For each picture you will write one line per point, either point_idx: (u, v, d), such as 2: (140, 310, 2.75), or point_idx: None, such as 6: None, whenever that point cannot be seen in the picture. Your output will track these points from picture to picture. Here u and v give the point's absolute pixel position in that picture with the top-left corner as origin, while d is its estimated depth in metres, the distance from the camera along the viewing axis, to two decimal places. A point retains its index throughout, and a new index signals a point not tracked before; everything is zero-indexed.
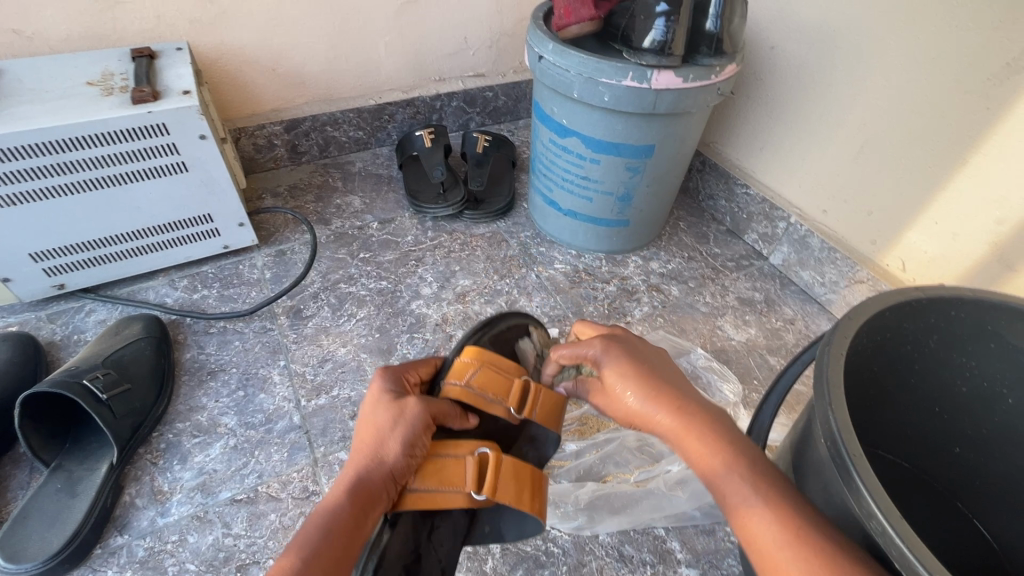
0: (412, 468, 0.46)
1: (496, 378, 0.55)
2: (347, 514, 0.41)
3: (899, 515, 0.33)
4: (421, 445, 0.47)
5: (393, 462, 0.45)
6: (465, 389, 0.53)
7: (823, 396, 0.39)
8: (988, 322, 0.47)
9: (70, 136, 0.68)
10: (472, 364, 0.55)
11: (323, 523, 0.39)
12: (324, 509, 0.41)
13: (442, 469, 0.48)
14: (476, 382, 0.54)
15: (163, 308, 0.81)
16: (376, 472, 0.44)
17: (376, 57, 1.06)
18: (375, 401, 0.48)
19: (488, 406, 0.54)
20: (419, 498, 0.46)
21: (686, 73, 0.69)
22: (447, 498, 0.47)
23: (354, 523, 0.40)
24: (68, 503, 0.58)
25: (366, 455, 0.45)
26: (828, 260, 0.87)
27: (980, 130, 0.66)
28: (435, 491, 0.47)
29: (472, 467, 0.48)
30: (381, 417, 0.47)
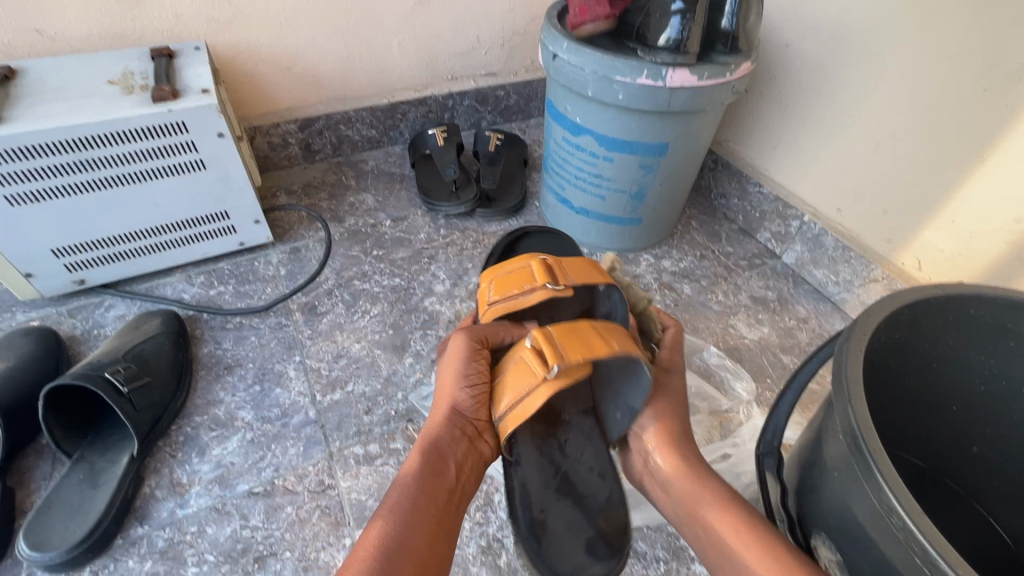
0: (479, 404, 0.56)
1: (510, 286, 0.63)
2: (430, 474, 0.50)
3: (921, 511, 0.33)
4: (479, 374, 0.56)
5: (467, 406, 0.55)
6: (495, 307, 0.62)
7: (842, 393, 0.39)
8: (1008, 320, 0.46)
9: (92, 134, 0.69)
10: (493, 282, 0.64)
11: (410, 486, 0.48)
12: (405, 476, 0.49)
13: (512, 377, 0.55)
14: (500, 297, 0.63)
15: (180, 303, 0.83)
16: (447, 427, 0.53)
17: (389, 56, 1.06)
18: (445, 363, 0.58)
19: (523, 301, 0.61)
20: (510, 415, 0.54)
21: (700, 71, 0.70)
22: (531, 398, 0.53)
23: (436, 476, 0.50)
24: (90, 494, 0.59)
25: (433, 424, 0.53)
26: (842, 258, 0.87)
27: (999, 127, 0.65)
28: (519, 402, 0.54)
29: (529, 359, 0.54)
30: (441, 388, 0.56)
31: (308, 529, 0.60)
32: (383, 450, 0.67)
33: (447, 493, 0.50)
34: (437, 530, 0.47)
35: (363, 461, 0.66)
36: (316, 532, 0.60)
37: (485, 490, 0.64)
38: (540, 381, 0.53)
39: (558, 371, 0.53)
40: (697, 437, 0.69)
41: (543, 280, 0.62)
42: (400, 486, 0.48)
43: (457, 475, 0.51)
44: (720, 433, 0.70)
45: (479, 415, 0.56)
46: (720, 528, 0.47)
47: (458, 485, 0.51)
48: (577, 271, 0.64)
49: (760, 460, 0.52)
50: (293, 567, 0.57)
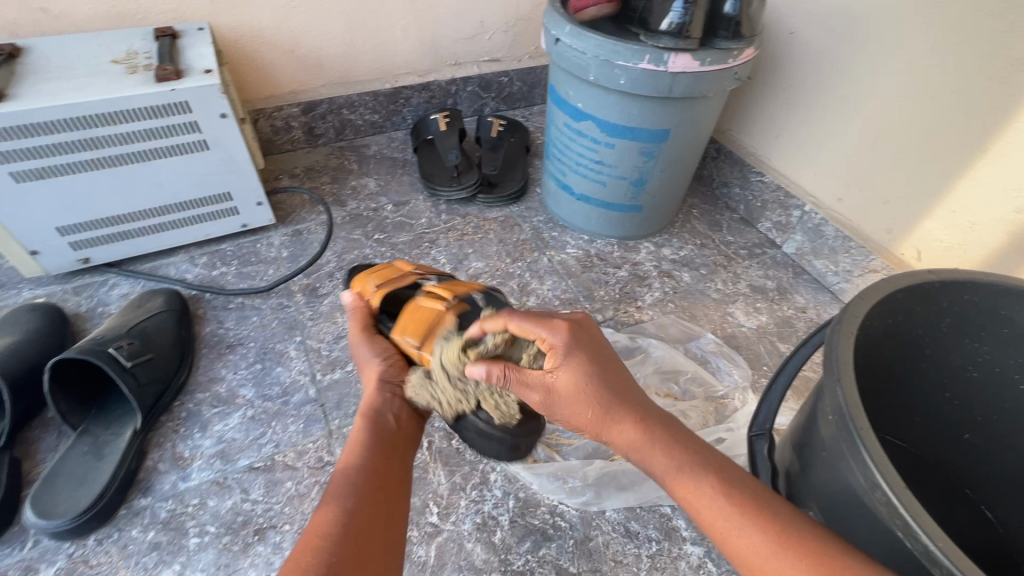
0: (399, 367, 0.58)
1: (383, 276, 0.65)
2: (374, 425, 0.52)
3: (904, 486, 0.33)
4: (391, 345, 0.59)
5: (386, 370, 0.56)
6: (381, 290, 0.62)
7: (832, 373, 0.39)
8: (1001, 307, 0.47)
9: (95, 113, 0.69)
10: (369, 276, 0.64)
11: (360, 436, 0.50)
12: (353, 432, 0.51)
13: (411, 317, 0.58)
14: (378, 282, 0.63)
15: (183, 283, 0.83)
16: (379, 391, 0.55)
17: (392, 41, 1.06)
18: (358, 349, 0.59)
19: (404, 280, 0.64)
20: (427, 343, 0.57)
21: (703, 56, 0.69)
22: (438, 325, 0.58)
23: (378, 425, 0.52)
24: (95, 465, 0.61)
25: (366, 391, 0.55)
26: (842, 248, 0.87)
27: (1002, 117, 0.65)
28: (429, 332, 0.57)
29: (424, 301, 0.59)
30: (362, 365, 0.57)
31: (307, 504, 0.61)
32: None
33: (392, 436, 0.52)
34: (388, 467, 0.49)
35: None
36: (315, 506, 0.61)
37: (481, 469, 0.65)
38: (443, 308, 0.58)
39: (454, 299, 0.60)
40: (692, 421, 0.69)
41: (411, 269, 0.67)
42: (349, 440, 0.50)
43: (397, 422, 0.54)
44: (715, 418, 0.70)
45: (403, 375, 0.57)
46: (705, 504, 0.40)
47: (399, 431, 0.53)
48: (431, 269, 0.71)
49: (754, 440, 0.52)
50: (292, 540, 0.59)
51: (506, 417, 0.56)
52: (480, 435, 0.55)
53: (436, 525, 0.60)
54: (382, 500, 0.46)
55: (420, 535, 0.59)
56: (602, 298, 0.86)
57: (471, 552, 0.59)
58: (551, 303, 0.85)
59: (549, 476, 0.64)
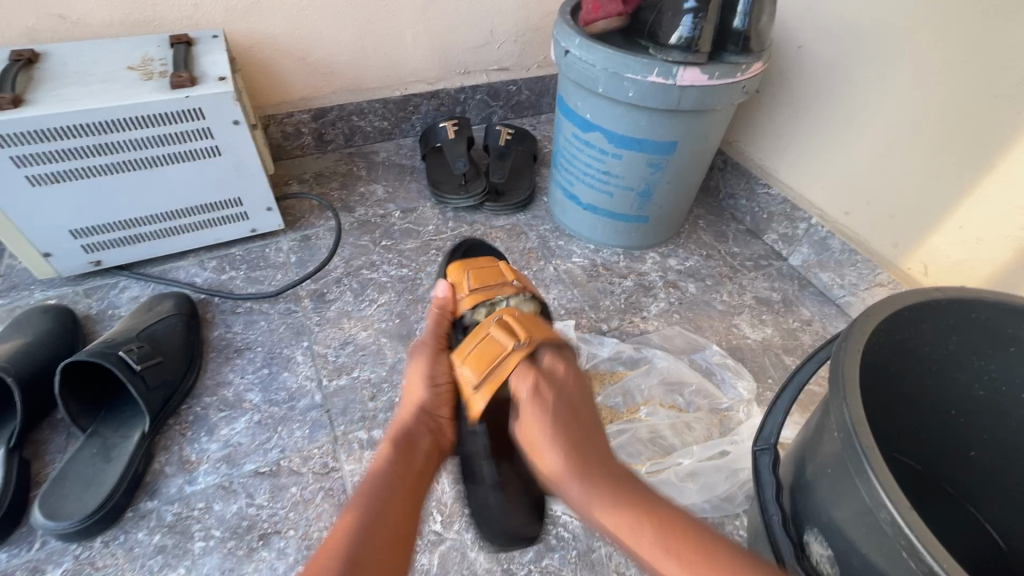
0: (443, 398, 0.57)
1: (480, 275, 0.68)
2: (399, 459, 0.50)
3: (909, 506, 0.33)
4: (441, 376, 0.58)
5: (427, 397, 0.56)
6: (470, 295, 0.66)
7: (838, 390, 0.39)
8: (1009, 326, 0.47)
9: (110, 119, 0.70)
10: (467, 274, 0.68)
11: (383, 471, 0.48)
12: (377, 462, 0.50)
13: (482, 348, 0.57)
14: (472, 284, 0.66)
15: (193, 287, 0.84)
16: (416, 418, 0.54)
17: (403, 49, 1.07)
18: (416, 371, 0.59)
19: (498, 288, 0.67)
20: (485, 383, 0.55)
21: (711, 70, 0.70)
22: (501, 367, 0.56)
23: (405, 462, 0.50)
24: (103, 467, 0.61)
25: (402, 418, 0.55)
26: (848, 261, 0.87)
27: (1010, 134, 0.65)
28: (491, 370, 0.56)
29: (496, 332, 0.58)
30: (409, 388, 0.57)
31: (312, 510, 0.62)
32: None
33: (415, 474, 0.50)
34: (405, 515, 0.46)
35: (366, 445, 0.67)
36: (320, 512, 0.61)
37: None
38: (512, 349, 0.56)
39: (523, 342, 0.57)
40: (696, 434, 0.69)
41: (513, 278, 0.69)
42: (372, 469, 0.49)
43: (425, 460, 0.52)
44: (719, 430, 0.70)
45: (443, 409, 0.57)
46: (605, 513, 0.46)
47: (424, 471, 0.51)
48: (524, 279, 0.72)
49: (758, 455, 0.52)
50: (296, 546, 0.59)
51: (515, 509, 0.56)
52: (485, 512, 0.56)
53: (440, 534, 0.60)
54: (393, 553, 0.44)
55: (423, 543, 0.60)
56: (607, 307, 0.87)
57: (474, 562, 0.59)
58: (557, 312, 0.85)
59: None
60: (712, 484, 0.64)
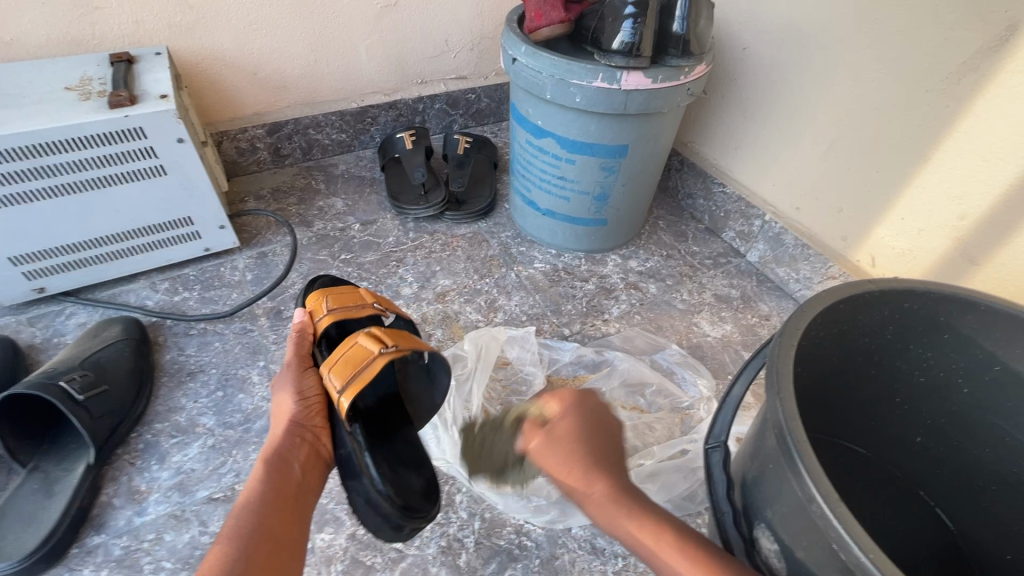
0: (313, 409, 0.57)
1: (342, 295, 0.67)
2: (274, 475, 0.49)
3: (837, 497, 0.34)
4: (308, 390, 0.58)
5: (293, 411, 0.56)
6: (330, 314, 0.65)
7: (772, 386, 0.40)
8: (941, 314, 0.48)
9: (45, 141, 0.68)
10: (326, 296, 0.67)
11: (256, 491, 0.47)
12: (249, 484, 0.48)
13: (347, 356, 0.58)
14: (333, 305, 0.65)
15: (143, 310, 0.82)
16: (286, 433, 0.53)
17: (357, 61, 1.07)
18: (284, 393, 0.57)
19: (361, 309, 0.66)
20: (348, 387, 0.56)
21: (654, 74, 0.71)
22: (367, 368, 0.57)
23: (278, 478, 0.49)
24: (45, 503, 0.59)
25: (272, 436, 0.53)
26: (802, 255, 0.89)
27: (941, 127, 0.67)
28: (355, 373, 0.57)
29: (364, 339, 0.59)
30: (277, 407, 0.57)
31: None
32: None
33: (291, 488, 0.49)
34: (284, 526, 0.46)
35: None
36: None
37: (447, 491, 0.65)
38: (379, 353, 0.58)
39: (391, 347, 0.58)
40: (658, 434, 0.70)
41: (371, 298, 0.68)
42: (245, 491, 0.47)
43: (302, 470, 0.51)
44: (680, 429, 0.71)
45: (316, 420, 0.57)
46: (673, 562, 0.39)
47: (303, 482, 0.51)
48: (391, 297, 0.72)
49: (709, 452, 0.51)
50: None
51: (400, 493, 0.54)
52: (367, 502, 0.53)
53: (400, 551, 0.59)
54: (274, 556, 0.44)
55: (383, 562, 0.58)
56: (569, 312, 0.87)
57: None
58: (519, 319, 0.85)
59: (514, 496, 0.61)
60: (673, 483, 0.65)
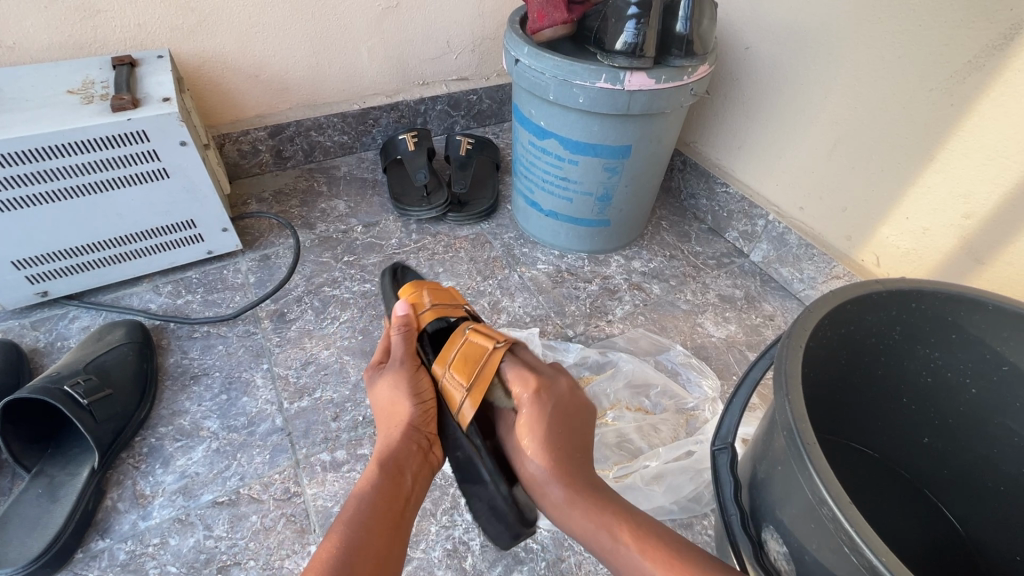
0: (428, 414, 0.54)
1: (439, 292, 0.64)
2: (388, 482, 0.47)
3: (849, 500, 0.34)
4: (424, 390, 0.55)
5: (411, 413, 0.53)
6: (433, 309, 0.62)
7: (780, 388, 0.40)
8: (949, 314, 0.47)
9: (49, 145, 0.68)
10: (425, 291, 0.64)
11: (369, 494, 0.45)
12: (359, 488, 0.46)
13: (465, 352, 0.56)
14: (434, 301, 0.62)
15: (146, 313, 0.82)
16: (402, 437, 0.51)
17: (359, 63, 1.07)
18: (401, 391, 0.54)
19: (454, 309, 0.63)
20: (474, 387, 0.53)
21: (657, 74, 0.71)
22: (486, 366, 0.54)
23: (392, 489, 0.47)
24: (50, 508, 0.59)
25: (387, 439, 0.51)
26: (806, 255, 0.89)
27: (947, 126, 0.67)
28: (476, 372, 0.54)
29: (473, 334, 0.56)
30: (388, 406, 0.54)
31: (272, 538, 0.60)
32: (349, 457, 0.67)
33: (401, 501, 0.47)
34: (389, 541, 0.44)
35: (329, 468, 0.66)
36: (281, 540, 0.60)
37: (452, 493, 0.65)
38: (493, 348, 0.55)
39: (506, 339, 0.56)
40: (663, 435, 0.70)
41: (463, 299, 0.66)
42: (355, 491, 0.46)
43: (413, 480, 0.49)
44: (686, 430, 0.71)
45: (431, 425, 0.54)
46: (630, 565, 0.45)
47: (412, 492, 0.49)
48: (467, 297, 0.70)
49: (716, 455, 0.51)
50: None
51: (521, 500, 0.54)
52: (491, 510, 0.54)
53: (405, 554, 0.59)
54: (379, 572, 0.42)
55: None
56: (573, 313, 0.87)
57: None
58: (522, 320, 0.85)
59: None
60: (678, 485, 0.65)
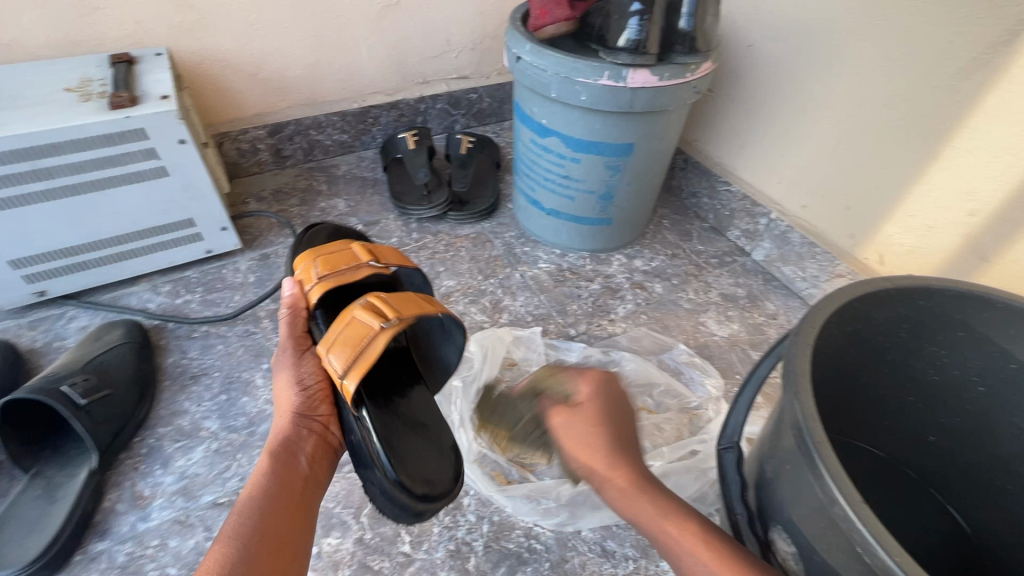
0: (315, 399, 0.58)
1: (330, 260, 0.65)
2: (280, 469, 0.49)
3: (860, 500, 0.33)
4: (310, 380, 0.59)
5: (292, 402, 0.56)
6: (319, 283, 0.63)
7: (790, 386, 0.39)
8: (956, 312, 0.47)
9: (47, 143, 0.67)
10: (315, 259, 0.65)
11: (263, 483, 0.47)
12: (256, 475, 0.49)
13: (344, 334, 0.57)
14: (321, 272, 0.64)
15: (145, 313, 0.81)
16: (292, 424, 0.54)
17: (359, 61, 1.06)
18: (295, 384, 0.58)
19: (352, 274, 0.65)
20: (354, 367, 0.54)
21: (661, 71, 0.70)
22: (371, 347, 0.55)
23: (287, 472, 0.49)
24: (48, 510, 0.58)
25: (278, 426, 0.54)
26: (808, 254, 0.88)
27: (952, 124, 0.67)
28: (360, 354, 0.55)
29: (361, 313, 0.57)
30: (279, 396, 0.57)
31: None
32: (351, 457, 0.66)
33: (299, 485, 0.50)
34: (294, 518, 0.47)
35: None
36: None
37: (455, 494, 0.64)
38: (380, 329, 0.56)
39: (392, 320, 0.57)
40: (667, 434, 0.69)
41: (368, 259, 0.67)
42: (253, 481, 0.48)
43: (309, 464, 0.52)
44: (689, 429, 0.70)
45: (319, 410, 0.58)
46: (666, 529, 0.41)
47: (311, 474, 0.52)
48: (395, 254, 0.70)
49: (723, 454, 0.51)
50: None
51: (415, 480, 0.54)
52: (384, 493, 0.53)
53: (408, 555, 0.59)
54: (278, 558, 0.43)
55: (391, 566, 0.58)
56: (575, 312, 0.86)
57: None
58: (524, 319, 0.84)
59: (523, 498, 0.60)
60: (683, 485, 0.64)
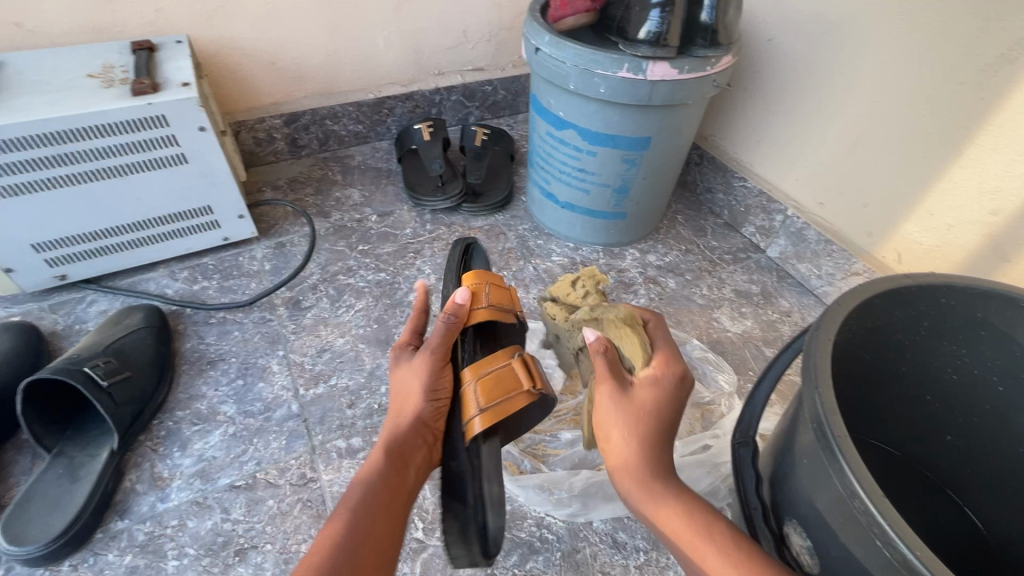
0: (438, 413, 0.52)
1: (499, 293, 0.62)
2: (391, 471, 0.46)
3: (882, 494, 0.33)
4: (441, 390, 0.53)
5: (421, 406, 0.51)
6: (487, 310, 0.60)
7: (810, 380, 0.39)
8: (978, 311, 0.46)
9: (71, 128, 0.68)
10: (486, 285, 0.61)
11: (371, 482, 0.44)
12: (365, 470, 0.46)
13: (498, 377, 0.53)
14: (493, 303, 0.60)
15: (164, 298, 0.82)
16: (411, 429, 0.49)
17: (376, 51, 1.06)
18: (429, 387, 0.52)
19: (506, 315, 0.61)
20: (488, 412, 0.50)
21: (680, 64, 0.70)
22: (511, 400, 0.51)
23: (400, 478, 0.46)
24: (70, 488, 0.60)
25: (394, 424, 0.50)
26: (825, 251, 0.88)
27: (977, 121, 0.66)
28: (500, 399, 0.51)
29: (518, 368, 0.54)
30: (404, 391, 0.52)
31: (289, 522, 0.60)
32: (365, 444, 0.67)
33: (404, 493, 0.46)
34: (395, 525, 0.43)
35: (345, 454, 0.66)
36: (297, 524, 0.60)
37: None
38: (526, 391, 0.52)
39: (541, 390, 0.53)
40: (679, 428, 0.69)
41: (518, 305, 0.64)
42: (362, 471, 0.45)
43: (415, 479, 0.48)
44: (701, 424, 0.70)
45: (438, 424, 0.53)
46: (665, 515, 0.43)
47: (413, 489, 0.47)
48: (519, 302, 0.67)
49: (738, 449, 0.51)
50: (273, 560, 0.58)
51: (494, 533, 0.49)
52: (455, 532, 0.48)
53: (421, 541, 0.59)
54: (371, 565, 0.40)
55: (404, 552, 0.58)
56: None
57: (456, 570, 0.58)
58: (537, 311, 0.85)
59: (536, 488, 0.61)
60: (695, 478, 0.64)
